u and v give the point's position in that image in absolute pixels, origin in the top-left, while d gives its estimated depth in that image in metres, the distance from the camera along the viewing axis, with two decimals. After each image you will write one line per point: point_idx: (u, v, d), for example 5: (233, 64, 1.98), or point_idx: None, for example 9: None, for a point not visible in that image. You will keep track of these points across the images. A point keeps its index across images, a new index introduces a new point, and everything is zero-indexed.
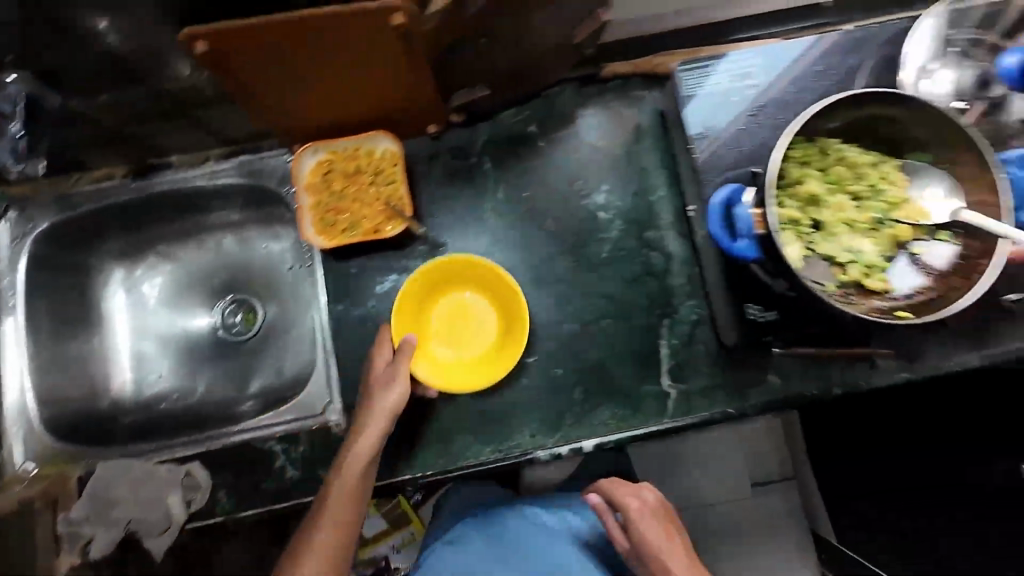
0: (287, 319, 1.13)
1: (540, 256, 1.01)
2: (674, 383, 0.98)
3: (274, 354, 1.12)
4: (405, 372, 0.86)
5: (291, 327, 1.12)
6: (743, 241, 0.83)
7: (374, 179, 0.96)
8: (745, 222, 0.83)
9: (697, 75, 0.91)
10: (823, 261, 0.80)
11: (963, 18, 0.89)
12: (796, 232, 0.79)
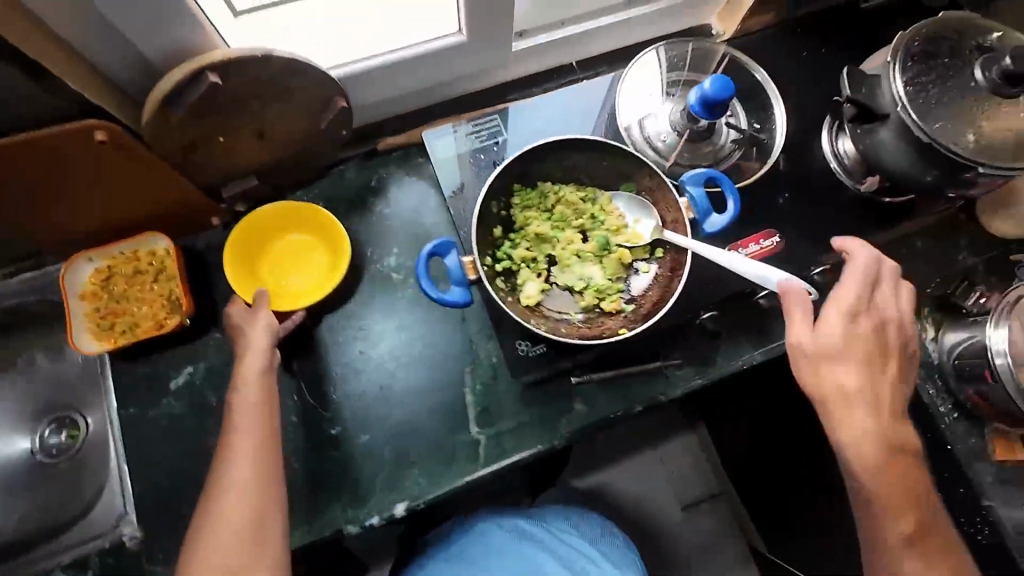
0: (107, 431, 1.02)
1: (340, 325, 1.03)
2: (483, 428, 0.98)
3: (92, 474, 1.00)
4: (264, 311, 0.89)
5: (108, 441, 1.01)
6: (455, 290, 0.84)
7: (158, 279, 0.98)
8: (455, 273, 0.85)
9: (445, 141, 1.02)
10: (566, 291, 0.86)
11: (681, 63, 1.08)
12: (533, 272, 0.85)
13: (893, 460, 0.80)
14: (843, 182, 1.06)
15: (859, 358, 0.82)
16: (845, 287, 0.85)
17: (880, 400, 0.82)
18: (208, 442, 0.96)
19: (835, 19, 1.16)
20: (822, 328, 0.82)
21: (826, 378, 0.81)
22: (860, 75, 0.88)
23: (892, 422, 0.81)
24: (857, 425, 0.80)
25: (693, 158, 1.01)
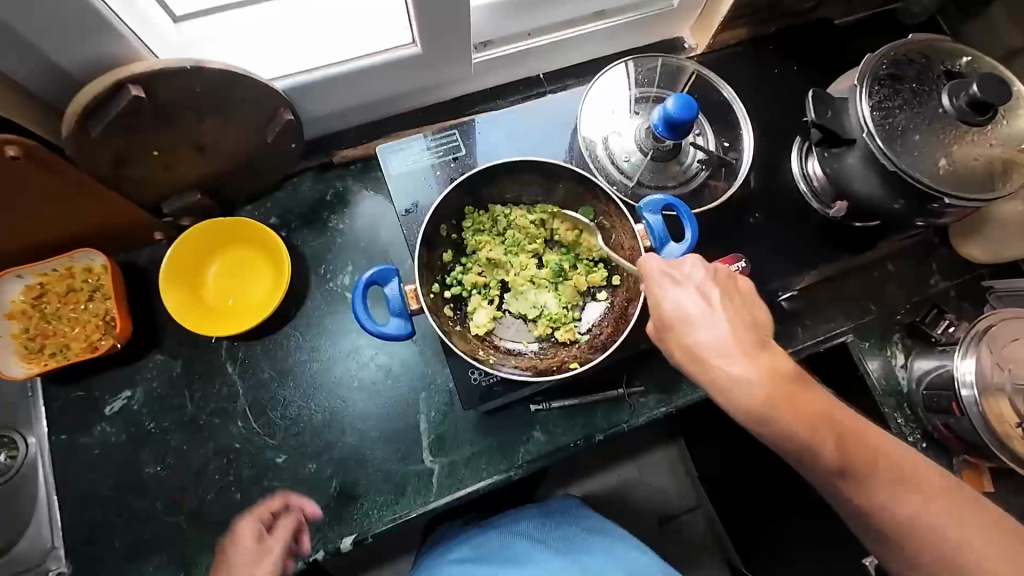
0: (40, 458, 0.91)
1: (288, 347, 0.98)
2: (437, 457, 0.94)
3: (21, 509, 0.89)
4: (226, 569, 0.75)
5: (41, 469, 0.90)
6: (393, 321, 0.74)
7: (94, 298, 0.92)
8: (393, 302, 0.75)
9: (401, 156, 0.97)
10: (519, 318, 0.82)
11: (649, 79, 1.05)
12: (484, 298, 0.81)
13: (801, 396, 0.63)
14: (812, 206, 1.03)
15: (711, 322, 0.67)
16: (662, 281, 0.71)
17: (759, 351, 0.65)
18: (144, 471, 0.90)
19: (808, 36, 1.13)
20: (659, 322, 0.70)
21: (700, 373, 0.66)
22: (828, 97, 0.85)
23: (785, 373, 0.64)
24: (744, 395, 0.63)
25: (658, 178, 0.98)
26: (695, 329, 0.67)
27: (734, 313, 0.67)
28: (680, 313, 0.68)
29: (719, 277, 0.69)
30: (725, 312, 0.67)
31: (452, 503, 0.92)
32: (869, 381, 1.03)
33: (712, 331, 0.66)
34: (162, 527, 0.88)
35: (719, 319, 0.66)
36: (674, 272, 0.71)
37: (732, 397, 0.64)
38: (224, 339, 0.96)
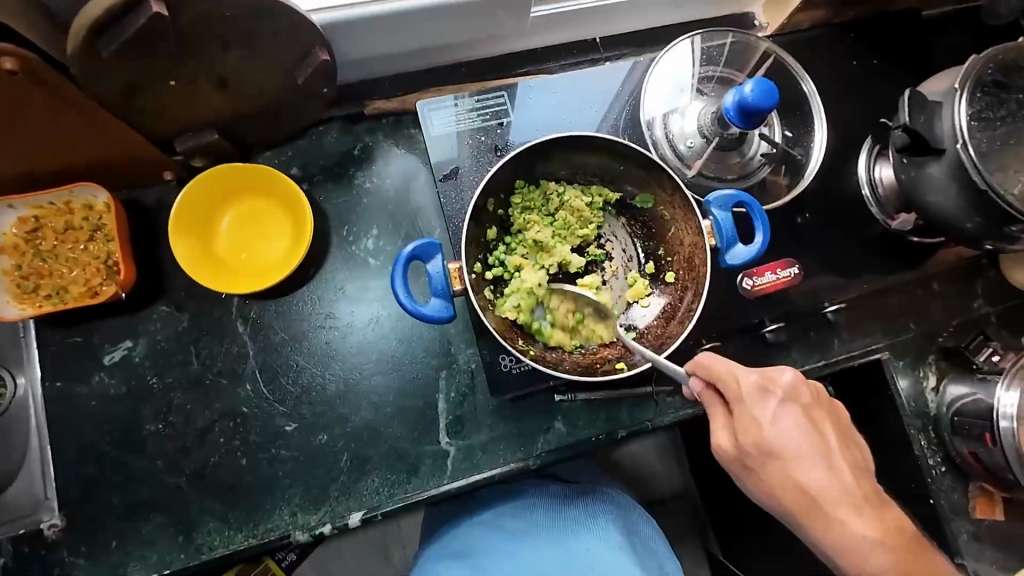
0: (26, 403, 0.85)
1: (301, 311, 0.92)
2: (453, 439, 0.90)
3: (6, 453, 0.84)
4: None
5: (28, 414, 0.85)
6: (435, 301, 0.68)
7: (93, 238, 0.84)
8: (436, 280, 0.69)
9: (443, 115, 0.89)
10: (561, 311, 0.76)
11: (717, 57, 0.96)
12: (529, 287, 0.73)
13: (902, 543, 0.73)
14: (872, 213, 0.97)
15: (816, 460, 0.73)
16: (762, 402, 0.73)
17: (860, 495, 0.74)
18: (145, 427, 0.85)
19: (891, 27, 1.04)
20: (759, 453, 0.73)
21: (808, 517, 0.73)
22: (923, 99, 0.77)
23: (873, 503, 0.74)
24: (859, 534, 0.72)
25: (717, 168, 0.91)
26: (803, 469, 0.73)
27: (831, 450, 0.75)
28: (785, 444, 0.73)
29: (816, 405, 0.77)
30: (823, 450, 0.74)
31: (466, 488, 0.89)
32: (899, 402, 0.98)
33: (817, 473, 0.73)
34: (163, 486, 0.84)
35: (818, 450, 0.74)
36: (771, 387, 0.74)
37: (839, 540, 0.72)
38: (237, 296, 0.90)
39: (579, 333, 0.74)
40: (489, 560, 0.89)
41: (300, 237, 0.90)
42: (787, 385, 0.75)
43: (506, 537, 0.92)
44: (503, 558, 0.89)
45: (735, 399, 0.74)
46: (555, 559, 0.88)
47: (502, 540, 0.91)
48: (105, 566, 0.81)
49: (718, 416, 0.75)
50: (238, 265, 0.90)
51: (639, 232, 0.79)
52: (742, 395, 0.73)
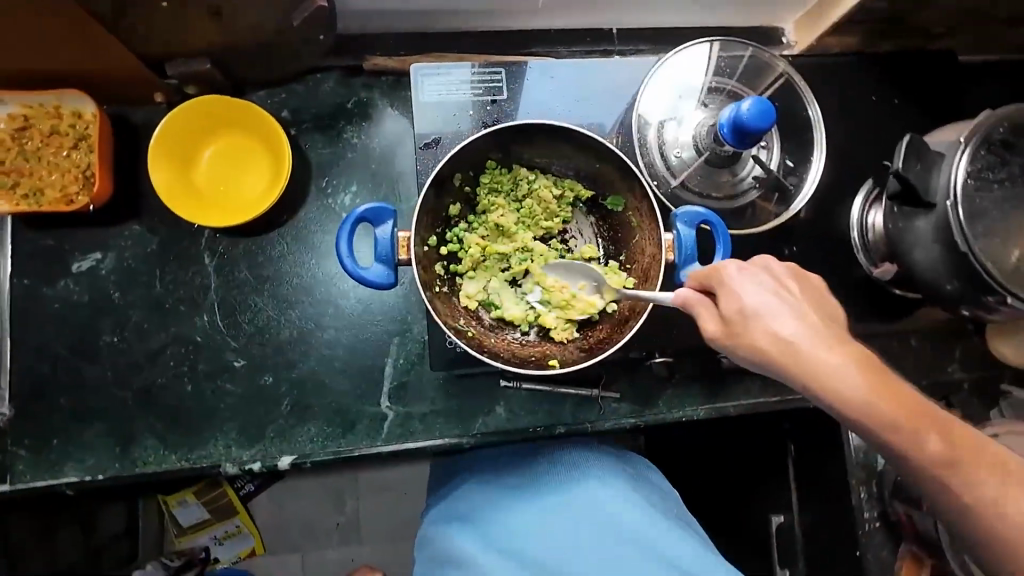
0: None
1: (267, 253, 0.93)
2: (394, 404, 0.92)
3: None
4: None
5: None
6: (376, 267, 0.67)
7: (76, 145, 0.85)
8: (382, 247, 0.68)
9: (435, 82, 0.87)
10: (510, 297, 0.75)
11: (730, 70, 0.93)
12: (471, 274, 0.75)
13: (916, 400, 0.59)
14: (858, 259, 0.93)
15: (787, 314, 0.60)
16: (733, 274, 0.62)
17: (845, 343, 0.59)
18: (101, 338, 0.88)
19: (923, 68, 0.98)
20: (749, 325, 0.60)
21: (794, 369, 0.58)
22: (925, 147, 0.73)
23: (869, 361, 0.59)
24: (849, 392, 0.57)
25: (704, 183, 0.88)
26: (776, 319, 0.60)
27: (801, 298, 0.61)
28: (783, 342, 0.59)
29: (791, 280, 0.63)
30: (807, 307, 0.61)
31: (396, 453, 0.90)
32: (846, 449, 1.00)
33: (791, 323, 0.60)
34: (110, 397, 0.87)
35: (804, 315, 0.60)
36: (742, 265, 0.63)
37: (826, 387, 0.57)
38: (208, 228, 0.91)
39: (554, 302, 0.73)
40: (488, 520, 0.85)
41: (277, 181, 0.90)
42: (757, 260, 0.64)
43: (497, 494, 0.88)
44: (500, 515, 0.85)
45: (719, 287, 0.63)
46: (551, 514, 0.83)
47: (505, 501, 0.87)
48: (44, 461, 0.85)
49: (706, 308, 0.62)
50: (215, 197, 0.91)
51: (605, 234, 0.78)
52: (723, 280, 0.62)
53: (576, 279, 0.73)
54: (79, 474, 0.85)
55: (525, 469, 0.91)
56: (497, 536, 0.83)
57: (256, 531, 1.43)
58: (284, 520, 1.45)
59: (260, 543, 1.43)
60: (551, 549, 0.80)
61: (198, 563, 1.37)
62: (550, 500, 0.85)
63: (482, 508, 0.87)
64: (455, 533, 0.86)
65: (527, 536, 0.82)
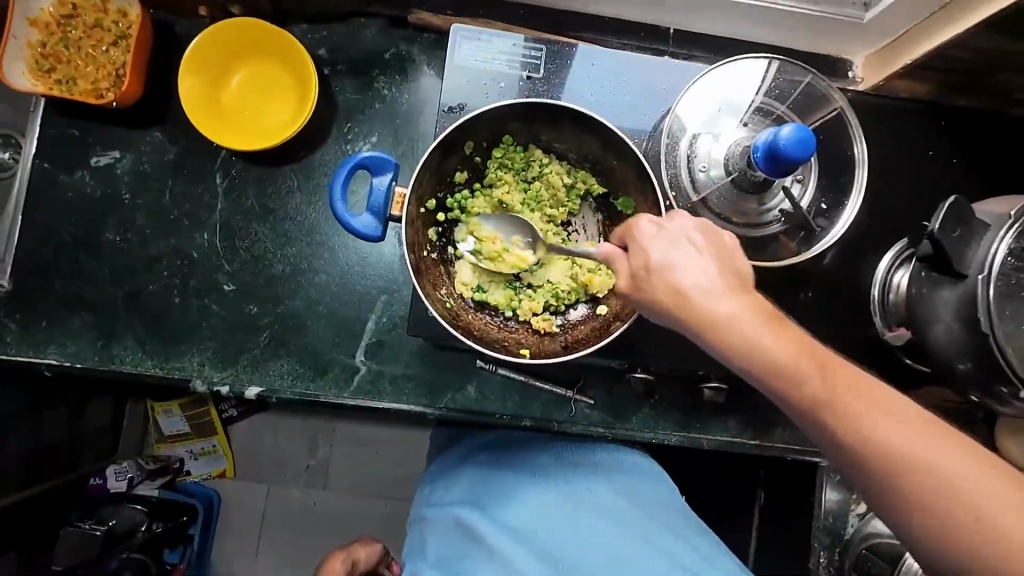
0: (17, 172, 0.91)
1: (277, 186, 0.93)
2: (368, 360, 0.92)
3: None
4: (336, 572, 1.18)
5: (14, 181, 0.91)
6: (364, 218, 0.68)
7: (115, 42, 0.87)
8: (376, 200, 0.69)
9: (472, 47, 0.84)
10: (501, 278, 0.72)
11: (782, 94, 0.88)
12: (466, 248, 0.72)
13: (830, 363, 0.55)
14: (873, 320, 0.87)
15: (688, 264, 0.57)
16: (645, 225, 0.60)
17: (748, 300, 0.57)
18: (104, 235, 0.90)
19: (990, 133, 0.92)
20: (653, 277, 0.58)
21: (688, 319, 0.56)
22: (969, 214, 0.67)
23: (771, 314, 0.56)
24: (738, 342, 0.55)
25: (727, 206, 0.84)
26: (683, 273, 0.57)
27: (711, 247, 0.59)
28: (678, 289, 0.57)
29: (705, 231, 0.60)
30: (714, 258, 0.58)
31: (361, 408, 0.90)
32: (816, 510, 0.95)
33: (700, 277, 0.57)
34: (101, 293, 0.90)
35: (697, 257, 0.57)
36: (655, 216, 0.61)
37: (724, 346, 0.55)
38: (224, 150, 0.91)
39: (504, 264, 0.70)
40: (508, 510, 0.86)
41: (299, 117, 0.89)
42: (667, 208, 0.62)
43: (502, 483, 0.88)
44: (519, 507, 0.86)
45: (633, 242, 0.61)
46: (571, 508, 0.85)
47: (495, 486, 0.88)
48: (30, 338, 0.88)
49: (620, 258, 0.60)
50: (238, 121, 0.91)
51: (609, 236, 0.75)
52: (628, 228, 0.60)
53: (512, 231, 0.71)
54: (59, 358, 0.88)
55: (544, 460, 0.90)
56: (519, 526, 0.84)
57: (230, 455, 1.47)
58: (252, 448, 1.49)
59: (231, 467, 1.47)
60: (571, 542, 0.82)
61: (170, 472, 1.43)
62: (570, 494, 0.86)
63: (498, 497, 0.87)
64: (468, 519, 0.85)
65: (550, 528, 0.83)
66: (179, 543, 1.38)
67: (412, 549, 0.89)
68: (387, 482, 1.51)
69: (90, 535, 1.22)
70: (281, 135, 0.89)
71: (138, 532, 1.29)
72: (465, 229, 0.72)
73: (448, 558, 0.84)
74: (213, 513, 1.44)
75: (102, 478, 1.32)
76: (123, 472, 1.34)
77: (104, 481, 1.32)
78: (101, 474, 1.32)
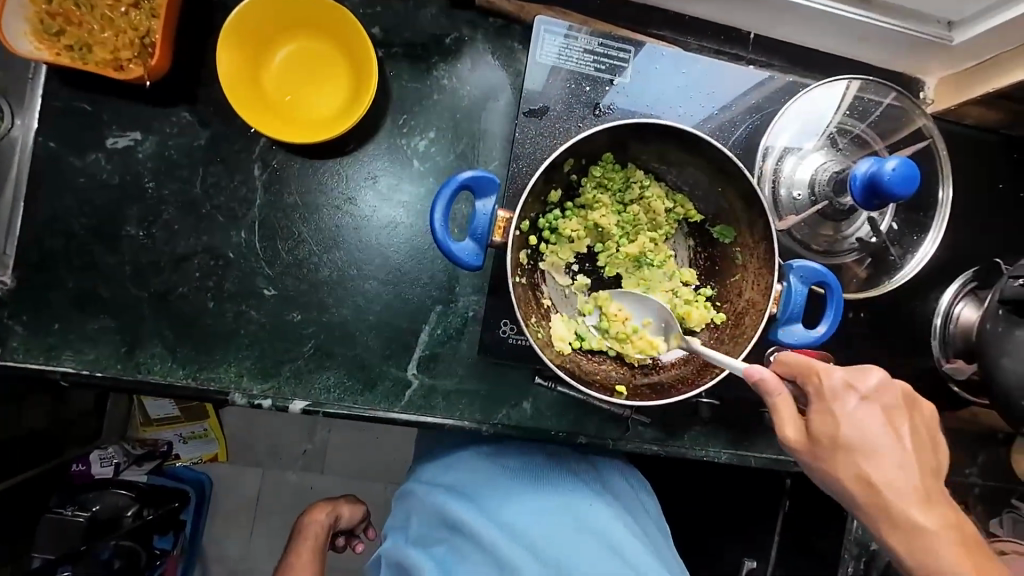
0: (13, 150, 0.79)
1: (322, 181, 0.84)
2: (420, 373, 0.86)
3: None
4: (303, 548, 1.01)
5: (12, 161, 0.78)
6: (467, 243, 0.65)
7: (138, 4, 0.75)
8: (479, 225, 0.66)
9: (555, 45, 0.79)
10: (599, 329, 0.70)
11: (863, 112, 0.84)
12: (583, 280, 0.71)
13: (977, 561, 0.57)
14: (931, 348, 0.90)
15: (893, 455, 0.59)
16: (847, 398, 0.59)
17: (931, 492, 0.59)
18: (125, 228, 0.80)
19: None
20: (829, 448, 0.59)
21: (874, 511, 0.59)
22: None
23: (935, 500, 0.59)
24: (921, 548, 0.57)
25: (807, 232, 0.83)
26: (876, 463, 0.59)
27: (916, 436, 0.61)
28: (873, 481, 0.58)
29: (900, 410, 0.61)
30: (911, 448, 0.60)
31: (412, 424, 0.84)
32: (848, 524, 0.99)
33: (889, 467, 0.59)
34: (123, 294, 0.80)
35: (901, 458, 0.59)
36: (855, 384, 0.59)
37: (907, 539, 0.58)
38: (265, 138, 0.82)
39: (632, 346, 0.68)
40: (500, 505, 0.82)
41: (354, 106, 0.80)
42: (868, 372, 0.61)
43: (503, 478, 0.85)
44: (514, 505, 0.81)
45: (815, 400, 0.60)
46: (564, 517, 0.80)
47: (499, 477, 0.86)
48: (39, 344, 0.78)
49: (788, 414, 0.60)
50: (284, 107, 0.81)
51: (701, 263, 0.72)
52: (824, 394, 0.59)
53: (642, 312, 0.69)
54: (76, 366, 0.78)
55: (548, 469, 0.87)
56: (508, 521, 0.80)
57: (223, 439, 1.38)
58: (257, 441, 1.41)
59: (223, 451, 1.38)
60: (559, 546, 0.76)
61: (158, 456, 1.33)
62: (568, 505, 0.82)
63: (492, 491, 0.84)
64: (455, 505, 0.82)
65: (541, 530, 0.78)
66: (171, 528, 1.29)
67: (398, 523, 0.89)
68: (398, 477, 1.46)
69: (73, 521, 1.13)
70: (334, 127, 0.80)
71: (126, 518, 1.21)
72: (593, 303, 0.70)
73: (427, 537, 0.83)
74: (207, 497, 1.38)
75: (86, 463, 1.20)
76: (108, 457, 1.23)
77: (87, 468, 1.20)
78: (85, 459, 1.20)
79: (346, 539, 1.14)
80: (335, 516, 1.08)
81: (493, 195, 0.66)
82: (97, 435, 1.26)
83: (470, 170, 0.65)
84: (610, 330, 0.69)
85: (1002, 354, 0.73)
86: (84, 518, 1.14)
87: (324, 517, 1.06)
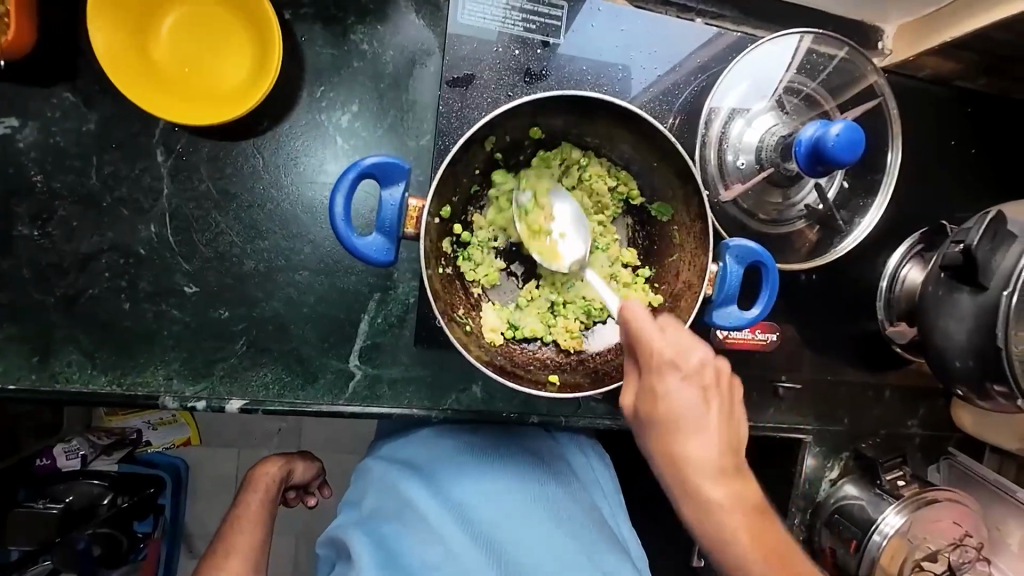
0: None
1: (235, 164, 0.77)
2: (363, 363, 0.82)
3: None
4: (251, 504, 0.92)
5: None
6: (374, 238, 0.62)
7: None
8: (386, 215, 0.63)
9: (479, 5, 0.73)
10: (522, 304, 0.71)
11: (813, 69, 0.79)
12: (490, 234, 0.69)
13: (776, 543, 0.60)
14: (877, 311, 0.90)
15: (694, 414, 0.58)
16: (670, 375, 0.58)
17: (752, 506, 0.60)
18: (19, 226, 0.73)
19: (998, 121, 0.91)
20: (650, 417, 0.59)
21: (674, 477, 0.59)
22: (1005, 231, 0.69)
23: (749, 509, 0.59)
24: (710, 526, 0.59)
25: (753, 201, 0.80)
26: (690, 438, 0.58)
27: (729, 412, 0.60)
28: (681, 453, 0.59)
29: (715, 376, 0.59)
30: (736, 462, 0.59)
31: (359, 415, 0.80)
32: (795, 477, 0.93)
33: (701, 445, 0.59)
34: (23, 299, 0.74)
35: (709, 431, 0.59)
36: (680, 363, 0.58)
37: (704, 517, 0.59)
38: (162, 119, 0.74)
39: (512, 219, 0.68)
40: (455, 483, 0.77)
41: (258, 75, 0.71)
42: (683, 338, 0.59)
43: (467, 459, 0.80)
44: (471, 482, 0.77)
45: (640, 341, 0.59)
46: (518, 501, 0.75)
47: (463, 456, 0.80)
48: None
49: (628, 380, 0.61)
50: (179, 82, 0.72)
51: (641, 243, 0.72)
52: (655, 420, 0.59)
53: (567, 225, 0.67)
54: None
55: (505, 450, 0.83)
56: (464, 502, 0.75)
57: (193, 422, 1.23)
58: None
59: (196, 434, 1.23)
60: (511, 530, 0.72)
61: (128, 445, 1.18)
62: (527, 489, 0.77)
63: (451, 469, 0.78)
64: (411, 485, 0.76)
65: (493, 512, 0.74)
66: (149, 513, 1.17)
67: (350, 497, 0.82)
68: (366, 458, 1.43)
69: (46, 513, 1.01)
70: (238, 101, 0.71)
71: (101, 507, 1.09)
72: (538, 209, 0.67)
73: (380, 512, 0.75)
74: (184, 480, 1.22)
75: (50, 456, 1.08)
76: (73, 450, 1.10)
77: (52, 461, 1.08)
78: (49, 453, 1.08)
79: (297, 495, 1.05)
80: (288, 472, 0.99)
81: (407, 184, 0.63)
82: (59, 427, 1.12)
83: (380, 154, 0.62)
84: (527, 216, 0.67)
85: (942, 317, 0.73)
86: (58, 508, 1.02)
87: (275, 469, 0.97)
